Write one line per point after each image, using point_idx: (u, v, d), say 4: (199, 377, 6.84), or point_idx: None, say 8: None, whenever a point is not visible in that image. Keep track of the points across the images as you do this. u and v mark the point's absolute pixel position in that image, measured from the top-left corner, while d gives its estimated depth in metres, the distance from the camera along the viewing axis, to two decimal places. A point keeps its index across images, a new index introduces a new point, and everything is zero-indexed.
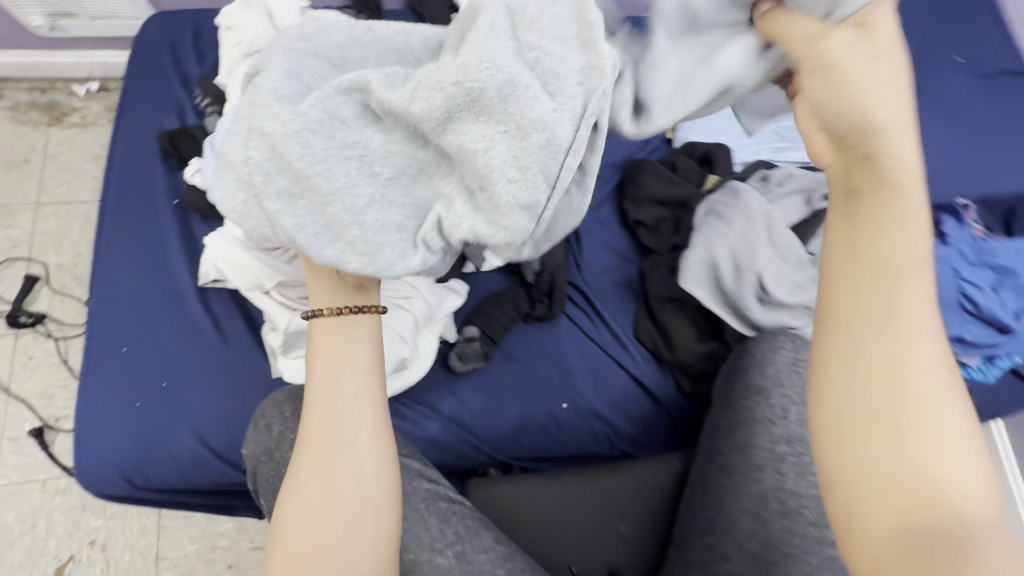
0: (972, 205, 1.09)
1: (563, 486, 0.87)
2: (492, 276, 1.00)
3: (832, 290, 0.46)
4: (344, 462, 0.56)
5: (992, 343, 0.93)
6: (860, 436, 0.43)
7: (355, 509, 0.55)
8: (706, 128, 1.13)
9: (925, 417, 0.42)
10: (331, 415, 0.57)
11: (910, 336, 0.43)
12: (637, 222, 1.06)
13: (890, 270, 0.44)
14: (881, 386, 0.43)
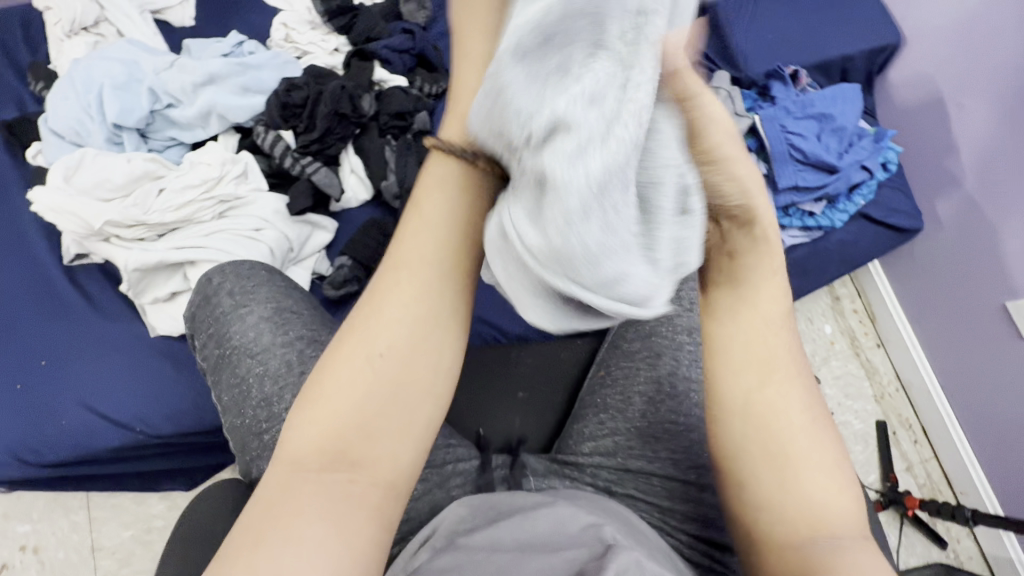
0: (805, 72, 1.17)
1: (478, 359, 0.82)
2: (361, 211, 1.03)
3: (718, 349, 0.49)
4: (383, 393, 0.43)
5: (824, 185, 1.01)
6: (753, 474, 0.47)
7: (388, 416, 0.42)
8: None
9: (800, 451, 0.47)
10: (395, 294, 0.44)
11: (776, 381, 0.48)
12: None
13: (760, 328, 0.48)
14: (762, 429, 0.47)
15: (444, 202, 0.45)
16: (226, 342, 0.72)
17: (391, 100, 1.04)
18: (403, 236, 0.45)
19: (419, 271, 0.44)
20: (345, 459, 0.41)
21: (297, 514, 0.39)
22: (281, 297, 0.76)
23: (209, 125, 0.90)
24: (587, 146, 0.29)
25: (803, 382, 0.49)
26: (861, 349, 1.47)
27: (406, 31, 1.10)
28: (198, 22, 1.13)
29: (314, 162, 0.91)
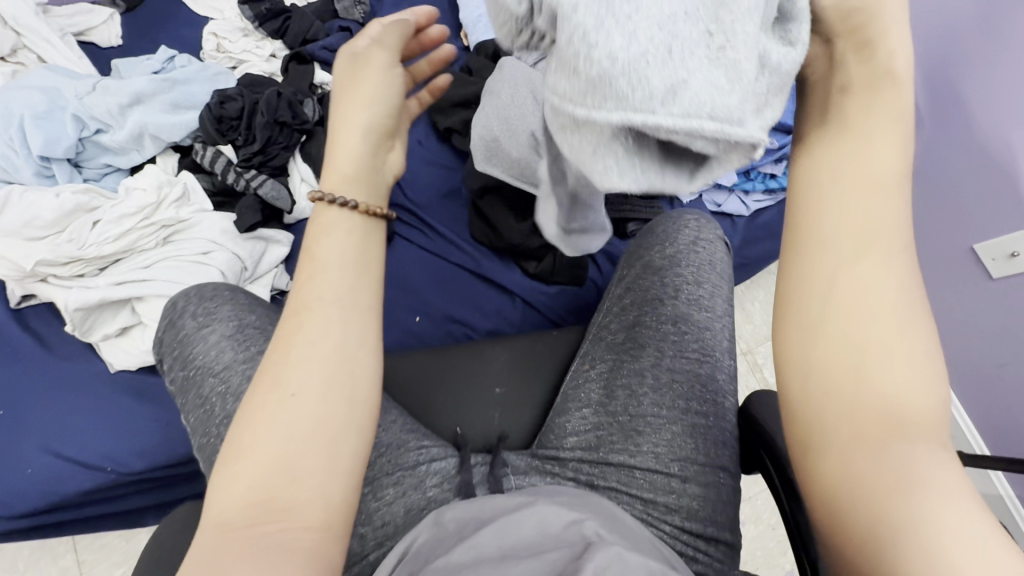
0: None
1: (454, 359, 0.79)
2: (315, 220, 1.00)
3: (809, 198, 0.39)
4: (285, 412, 0.42)
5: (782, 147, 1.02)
6: (816, 353, 0.37)
7: (306, 452, 0.41)
8: None
9: (878, 334, 0.36)
10: (302, 337, 0.44)
11: (882, 237, 0.37)
12: (448, 129, 1.06)
13: (872, 179, 0.38)
14: (839, 301, 0.37)
15: (338, 252, 0.47)
16: (191, 364, 0.70)
17: (335, 104, 1.01)
18: (305, 282, 0.46)
19: (325, 309, 0.45)
20: (270, 499, 0.39)
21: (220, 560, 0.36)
22: (245, 313, 0.74)
23: (144, 147, 0.86)
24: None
25: (905, 251, 0.37)
26: None
27: (343, 28, 1.06)
28: (127, 40, 1.09)
29: (259, 175, 0.88)
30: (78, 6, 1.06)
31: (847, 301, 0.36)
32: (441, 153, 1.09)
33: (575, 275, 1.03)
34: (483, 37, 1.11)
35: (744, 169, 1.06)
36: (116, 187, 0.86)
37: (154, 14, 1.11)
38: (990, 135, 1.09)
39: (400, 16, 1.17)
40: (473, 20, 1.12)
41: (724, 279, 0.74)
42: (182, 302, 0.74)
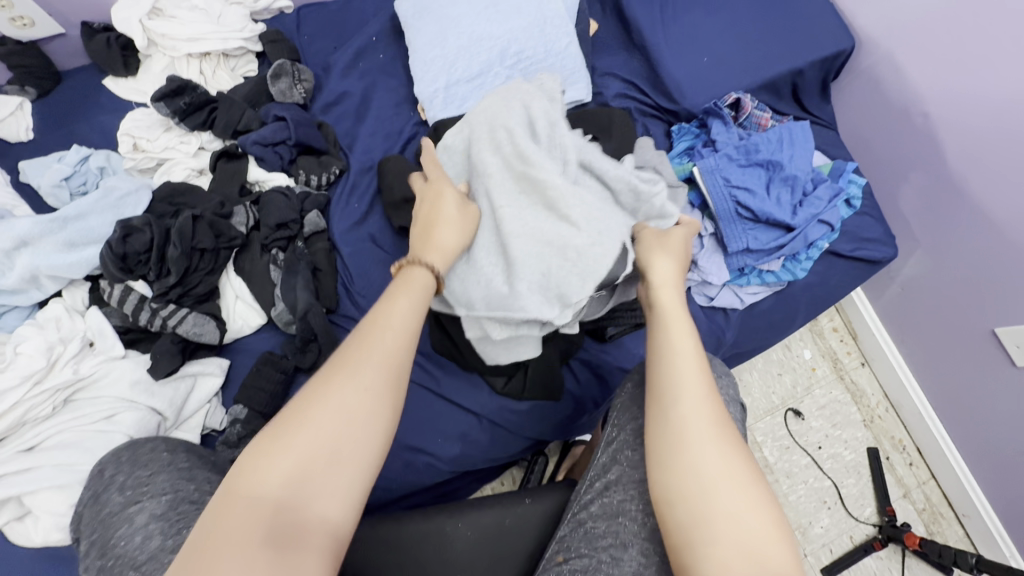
0: (748, 95, 1.03)
1: (413, 532, 0.67)
2: (255, 340, 0.89)
3: (655, 367, 0.56)
4: (335, 417, 0.46)
5: (780, 245, 0.91)
6: (701, 521, 0.48)
7: (348, 441, 0.45)
8: (455, 96, 0.98)
9: (726, 503, 0.48)
10: (365, 349, 0.50)
11: (691, 413, 0.52)
12: (402, 227, 0.94)
13: (672, 358, 0.56)
14: (689, 470, 0.50)
15: (409, 291, 0.56)
16: (108, 552, 0.53)
17: (268, 208, 0.89)
18: (379, 309, 0.53)
19: (391, 333, 0.51)
20: (290, 504, 0.43)
21: (228, 540, 0.40)
22: (185, 483, 0.59)
23: (43, 285, 0.75)
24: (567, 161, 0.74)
25: (725, 429, 0.52)
26: (845, 372, 1.37)
27: (279, 117, 0.94)
28: (39, 133, 0.96)
29: (176, 310, 0.77)
30: None
31: (688, 442, 0.51)
32: (394, 249, 0.96)
33: (548, 388, 0.93)
34: (439, 112, 0.97)
35: (737, 266, 0.95)
36: (15, 329, 0.76)
37: (74, 103, 0.99)
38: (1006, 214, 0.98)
39: (349, 89, 1.05)
40: (429, 95, 0.98)
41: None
42: (125, 451, 0.62)
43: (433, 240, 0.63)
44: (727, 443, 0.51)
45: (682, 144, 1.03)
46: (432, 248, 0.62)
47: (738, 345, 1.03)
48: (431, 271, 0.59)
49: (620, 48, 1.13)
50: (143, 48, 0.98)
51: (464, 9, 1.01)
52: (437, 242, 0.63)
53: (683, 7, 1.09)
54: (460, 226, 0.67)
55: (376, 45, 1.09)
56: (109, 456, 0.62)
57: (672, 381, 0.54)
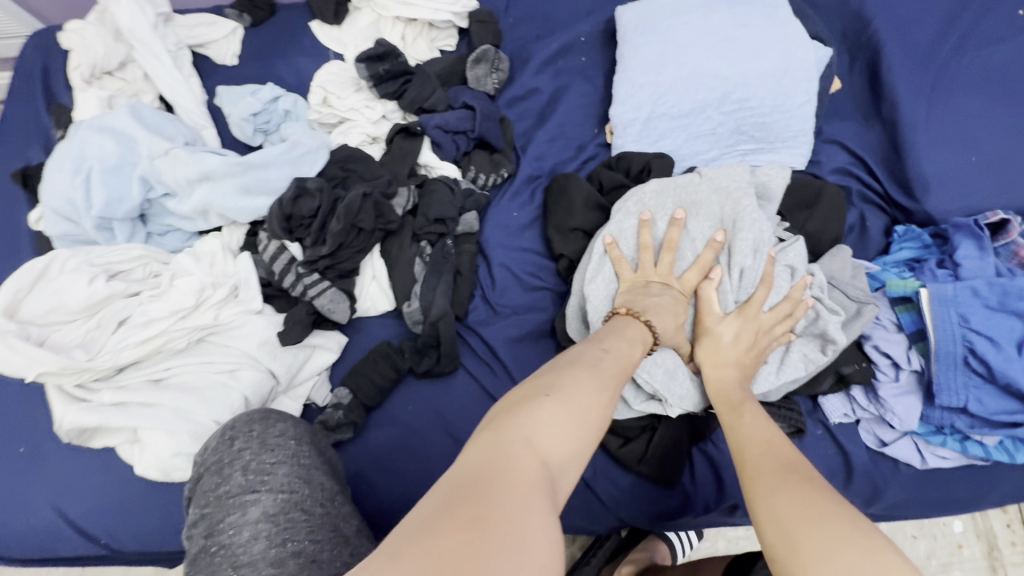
0: (1016, 216, 0.81)
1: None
2: (374, 324, 0.85)
3: (722, 391, 0.68)
4: (595, 377, 0.50)
5: (1010, 418, 0.71)
6: (792, 515, 0.50)
7: (607, 403, 0.49)
8: (652, 131, 0.89)
9: (811, 493, 0.51)
10: (603, 359, 0.54)
11: (753, 420, 0.63)
12: (558, 254, 0.87)
13: (736, 385, 0.68)
14: (767, 469, 0.56)
15: (632, 339, 0.61)
16: (213, 537, 0.51)
17: (430, 199, 0.84)
18: (608, 332, 0.61)
19: (620, 352, 0.57)
20: (565, 455, 0.42)
21: (537, 434, 0.42)
22: (305, 486, 0.55)
23: (209, 218, 0.75)
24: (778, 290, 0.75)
25: (783, 440, 0.60)
26: (1000, 564, 1.11)
27: (466, 104, 0.88)
28: (241, 61, 0.98)
29: (318, 281, 0.75)
30: (202, 17, 0.96)
31: (753, 453, 0.59)
32: (539, 273, 0.89)
33: (663, 470, 0.80)
34: (631, 143, 0.89)
35: (934, 421, 0.76)
36: (174, 252, 0.76)
37: (279, 40, 0.99)
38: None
39: (540, 86, 0.96)
40: (625, 121, 0.89)
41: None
42: (259, 418, 0.61)
43: (643, 302, 0.69)
44: (799, 480, 0.54)
45: (905, 251, 0.85)
46: (657, 316, 0.68)
47: (900, 507, 0.84)
48: (650, 327, 0.64)
49: (856, 115, 0.94)
50: (356, 0, 0.96)
51: (697, 32, 0.88)
52: (656, 313, 0.68)
53: (958, 84, 0.88)
54: (665, 319, 0.68)
55: (581, 46, 0.99)
56: (241, 419, 0.61)
57: (730, 397, 0.67)
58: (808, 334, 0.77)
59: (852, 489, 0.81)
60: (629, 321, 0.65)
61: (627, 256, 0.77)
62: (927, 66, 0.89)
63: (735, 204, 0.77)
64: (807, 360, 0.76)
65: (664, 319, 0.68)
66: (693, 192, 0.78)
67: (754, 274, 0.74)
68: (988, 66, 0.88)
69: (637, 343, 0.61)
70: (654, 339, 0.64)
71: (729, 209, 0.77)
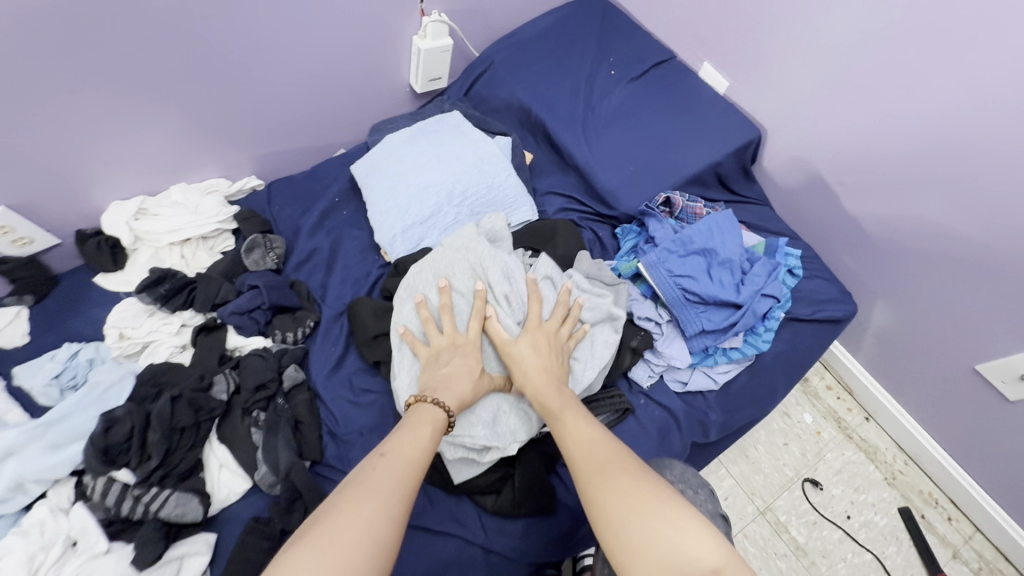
0: (677, 192, 1.13)
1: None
2: (239, 509, 0.88)
3: (545, 406, 0.80)
4: (359, 496, 0.62)
5: (731, 322, 0.93)
6: (622, 513, 0.62)
7: (371, 515, 0.60)
8: (413, 240, 1.09)
9: (627, 488, 0.64)
10: (390, 471, 0.65)
11: (578, 427, 0.75)
12: (376, 361, 1.00)
13: (557, 395, 0.80)
14: (594, 469, 0.68)
15: (415, 425, 0.73)
16: None
17: (247, 371, 0.93)
18: (398, 430, 0.73)
19: (409, 453, 0.69)
20: None
21: None
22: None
23: (29, 489, 0.77)
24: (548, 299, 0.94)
25: (603, 438, 0.72)
26: (851, 429, 1.34)
27: (253, 284, 1.02)
28: (34, 335, 1.03)
29: (157, 493, 0.79)
30: None
31: (583, 459, 0.70)
32: (373, 387, 1.00)
33: (540, 500, 0.92)
34: (403, 254, 1.08)
35: (699, 348, 0.96)
36: None
37: (67, 304, 1.07)
38: (956, 239, 1.03)
39: (318, 245, 1.14)
40: (389, 242, 1.09)
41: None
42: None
43: (439, 375, 0.83)
44: (629, 470, 0.67)
45: (628, 243, 1.11)
46: (450, 388, 0.81)
47: (728, 424, 1.02)
48: (439, 405, 0.77)
49: (555, 170, 1.25)
50: (129, 244, 1.09)
51: (411, 163, 1.14)
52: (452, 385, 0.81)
53: (603, 125, 1.23)
54: (458, 382, 0.82)
55: (339, 203, 1.21)
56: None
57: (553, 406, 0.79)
58: (598, 319, 0.95)
59: (684, 431, 0.99)
60: (424, 404, 0.77)
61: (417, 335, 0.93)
62: (578, 122, 1.24)
63: (475, 248, 0.98)
64: (606, 342, 0.94)
65: (460, 385, 0.82)
66: (443, 261, 0.98)
67: (513, 293, 0.94)
68: (613, 107, 1.25)
69: (420, 428, 0.73)
70: (446, 412, 0.77)
71: (475, 254, 0.97)
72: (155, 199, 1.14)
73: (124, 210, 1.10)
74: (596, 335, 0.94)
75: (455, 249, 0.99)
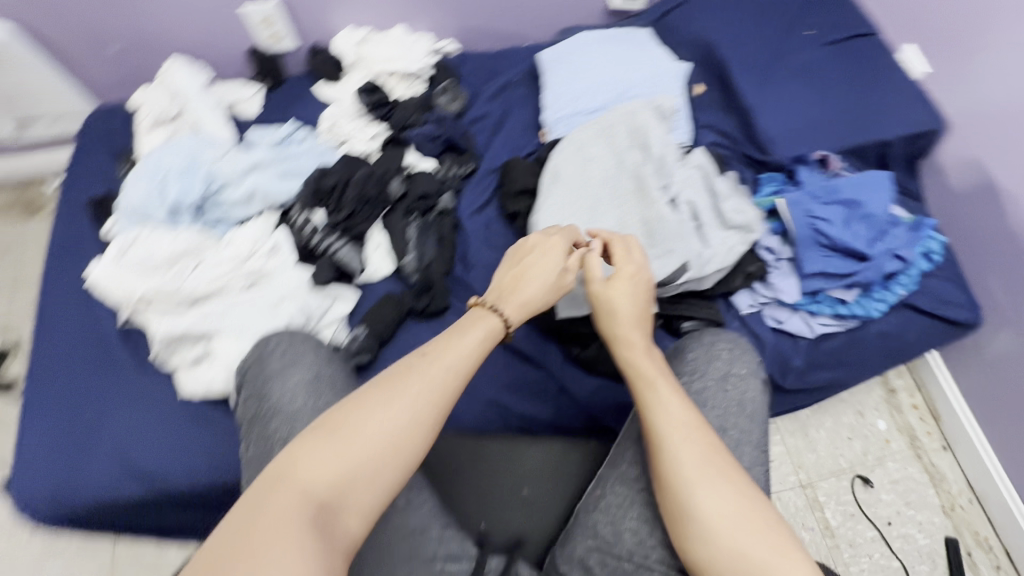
0: (836, 155, 1.16)
1: (489, 452, 0.90)
2: (378, 282, 1.06)
3: (636, 366, 0.72)
4: (391, 409, 0.61)
5: (852, 272, 0.97)
6: (710, 519, 0.59)
7: (402, 433, 0.60)
8: (574, 123, 1.21)
9: (720, 496, 0.60)
10: (421, 388, 0.63)
11: (673, 405, 0.67)
12: (514, 213, 1.14)
13: (653, 360, 0.72)
14: (689, 462, 0.62)
15: (465, 331, 0.70)
16: (268, 402, 0.75)
17: (417, 183, 1.13)
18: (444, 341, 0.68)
19: (449, 368, 0.65)
20: (339, 492, 0.56)
21: (309, 477, 0.56)
22: (310, 355, 0.80)
23: (254, 204, 1.00)
24: (693, 191, 0.92)
25: (700, 424, 0.66)
26: (923, 450, 1.32)
27: (437, 120, 1.22)
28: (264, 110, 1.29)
29: (337, 239, 1.00)
30: (234, 83, 1.29)
31: (675, 439, 0.64)
32: (505, 233, 1.15)
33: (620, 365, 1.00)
34: (563, 135, 1.21)
35: (811, 290, 1.00)
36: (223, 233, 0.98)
37: (288, 94, 1.31)
38: None
39: (491, 110, 1.31)
40: (554, 121, 1.22)
41: (756, 422, 0.78)
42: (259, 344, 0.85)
43: (515, 275, 0.77)
44: (723, 473, 0.61)
45: (770, 187, 1.16)
46: (516, 297, 0.75)
47: (807, 373, 1.07)
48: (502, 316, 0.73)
49: (719, 108, 1.31)
50: (348, 64, 1.32)
51: (594, 60, 1.25)
52: (523, 290, 0.76)
53: (782, 76, 1.26)
54: (535, 287, 0.76)
55: (517, 82, 1.35)
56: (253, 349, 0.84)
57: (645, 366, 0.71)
58: (738, 227, 0.92)
59: (766, 362, 1.04)
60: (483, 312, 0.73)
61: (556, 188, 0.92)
62: (757, 67, 1.28)
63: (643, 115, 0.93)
64: (733, 249, 0.93)
65: (528, 293, 0.76)
66: (606, 120, 0.95)
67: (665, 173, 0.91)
68: (798, 63, 1.27)
69: (466, 343, 0.68)
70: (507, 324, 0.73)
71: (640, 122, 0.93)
72: (376, 34, 1.35)
73: (354, 38, 1.33)
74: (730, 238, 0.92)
75: (622, 113, 0.94)
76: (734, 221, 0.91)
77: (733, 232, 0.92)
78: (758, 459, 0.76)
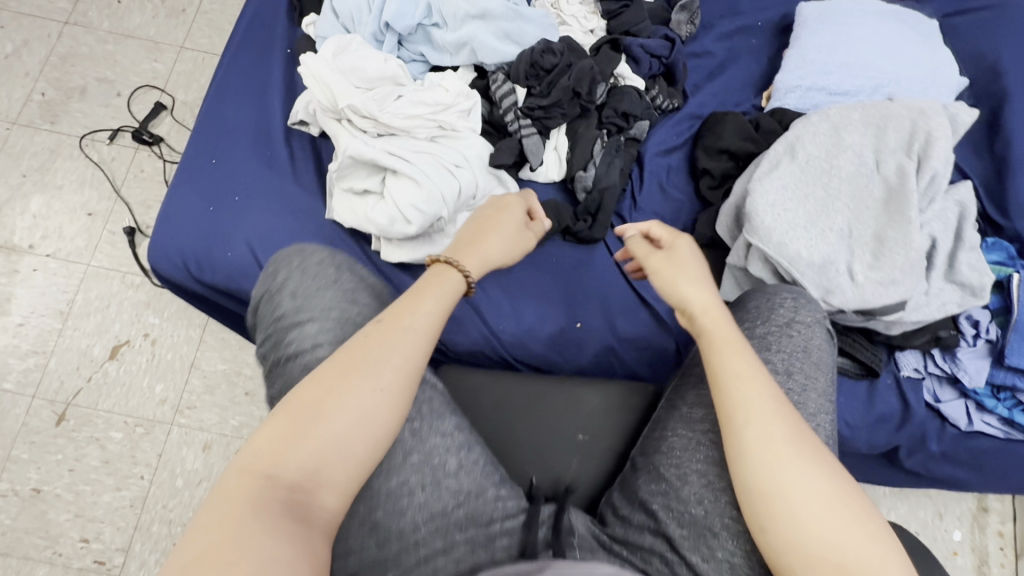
0: None
1: (539, 389, 0.78)
2: (543, 186, 1.00)
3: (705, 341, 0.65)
4: (365, 391, 0.57)
5: None
6: (791, 501, 0.54)
7: (374, 415, 0.57)
8: (808, 100, 1.05)
9: (799, 479, 0.55)
10: (381, 362, 0.59)
11: (748, 393, 0.60)
12: (703, 170, 1.03)
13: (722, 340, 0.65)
14: (767, 444, 0.57)
15: (427, 290, 0.66)
16: (282, 350, 0.65)
17: (621, 98, 1.00)
18: (403, 308, 0.63)
19: (413, 334, 0.62)
20: (315, 477, 0.53)
21: (287, 462, 0.52)
22: (315, 289, 0.68)
23: (458, 56, 0.93)
24: (938, 228, 0.79)
25: (777, 406, 0.59)
26: None
27: (666, 37, 1.05)
28: None
29: (529, 126, 0.92)
30: None
31: (751, 418, 0.58)
32: (682, 189, 1.06)
33: None
34: (788, 106, 1.06)
35: (999, 382, 0.90)
36: (417, 75, 0.94)
37: None
38: None
39: (716, 50, 1.15)
40: (788, 87, 1.06)
41: (823, 369, 0.68)
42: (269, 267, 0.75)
43: (485, 232, 0.76)
44: (811, 456, 0.56)
45: (993, 255, 0.98)
46: (476, 254, 0.73)
47: (930, 459, 0.98)
48: (465, 276, 0.70)
49: (976, 143, 1.09)
50: None
51: (869, 33, 1.04)
52: (481, 250, 0.74)
53: None
54: (504, 250, 0.76)
55: (756, 29, 1.17)
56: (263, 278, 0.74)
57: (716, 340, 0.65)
58: (963, 285, 0.80)
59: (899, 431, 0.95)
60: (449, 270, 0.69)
61: (786, 159, 0.82)
62: None
63: (932, 119, 0.78)
64: (942, 306, 0.81)
65: (487, 254, 0.75)
66: (885, 108, 0.80)
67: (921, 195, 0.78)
68: None
69: (425, 313, 0.64)
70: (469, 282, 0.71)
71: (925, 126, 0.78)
72: None
73: None
74: (949, 293, 0.80)
75: (908, 107, 0.79)
76: (966, 278, 0.79)
77: (956, 288, 0.80)
78: (825, 407, 0.66)
